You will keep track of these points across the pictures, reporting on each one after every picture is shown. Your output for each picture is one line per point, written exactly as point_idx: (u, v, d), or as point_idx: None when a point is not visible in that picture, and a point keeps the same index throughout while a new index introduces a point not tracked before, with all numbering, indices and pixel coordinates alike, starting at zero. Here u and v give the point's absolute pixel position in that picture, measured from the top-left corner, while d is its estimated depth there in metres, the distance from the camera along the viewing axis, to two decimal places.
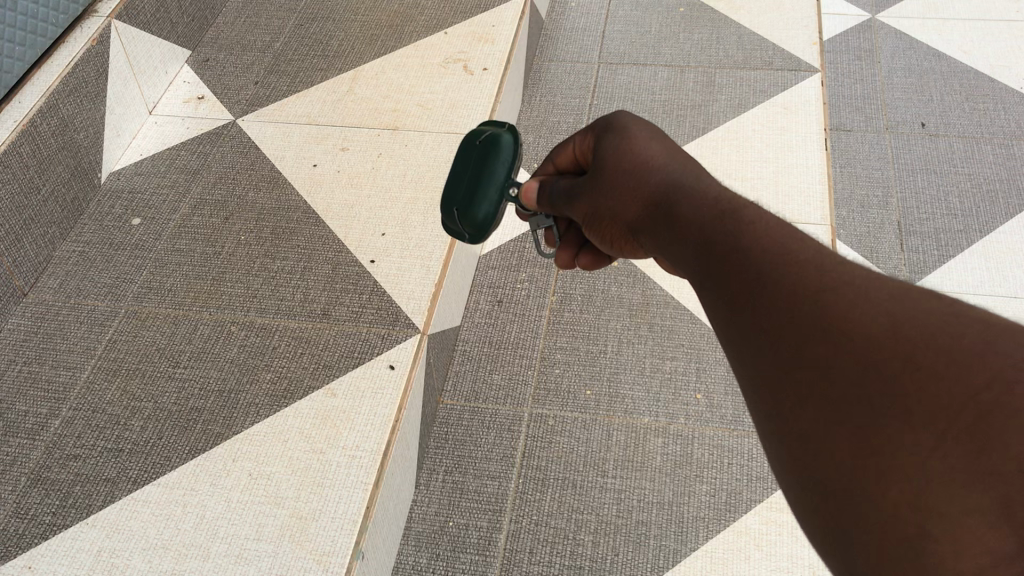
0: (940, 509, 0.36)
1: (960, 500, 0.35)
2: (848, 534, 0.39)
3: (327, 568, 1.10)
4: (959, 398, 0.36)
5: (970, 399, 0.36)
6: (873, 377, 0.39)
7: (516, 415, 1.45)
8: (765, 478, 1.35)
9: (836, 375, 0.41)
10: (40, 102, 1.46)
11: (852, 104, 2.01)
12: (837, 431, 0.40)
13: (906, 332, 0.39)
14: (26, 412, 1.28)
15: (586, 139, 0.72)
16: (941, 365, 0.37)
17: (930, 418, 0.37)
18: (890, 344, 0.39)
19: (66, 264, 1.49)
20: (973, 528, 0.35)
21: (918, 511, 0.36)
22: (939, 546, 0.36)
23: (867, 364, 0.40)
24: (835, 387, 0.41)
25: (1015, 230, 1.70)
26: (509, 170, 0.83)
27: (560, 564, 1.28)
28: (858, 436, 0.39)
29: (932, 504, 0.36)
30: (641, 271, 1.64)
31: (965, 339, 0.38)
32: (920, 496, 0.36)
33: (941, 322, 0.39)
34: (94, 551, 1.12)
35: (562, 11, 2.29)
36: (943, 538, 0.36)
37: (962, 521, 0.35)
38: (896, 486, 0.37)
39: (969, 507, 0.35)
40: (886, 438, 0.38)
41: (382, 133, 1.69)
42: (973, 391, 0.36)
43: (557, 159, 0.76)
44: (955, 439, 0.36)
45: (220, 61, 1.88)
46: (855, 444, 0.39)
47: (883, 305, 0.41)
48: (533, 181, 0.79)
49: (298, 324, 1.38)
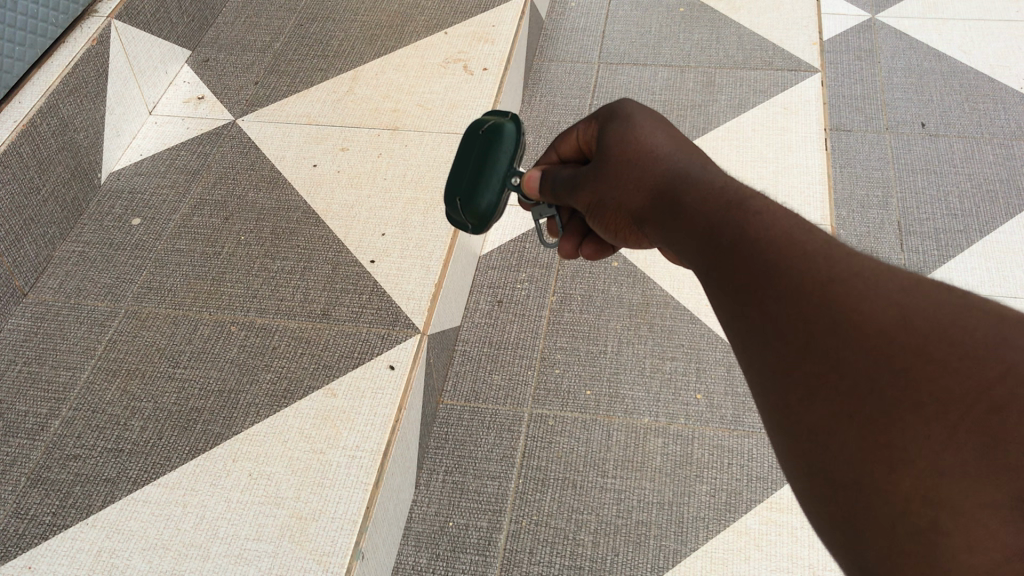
0: (954, 502, 0.36)
1: (972, 494, 0.35)
2: (855, 525, 0.39)
3: (326, 568, 1.09)
4: (972, 392, 0.36)
5: (983, 392, 0.36)
6: (885, 368, 0.39)
7: (516, 415, 1.45)
8: (765, 478, 1.35)
9: (845, 365, 0.40)
10: (40, 103, 1.46)
11: (852, 104, 2.00)
12: (848, 423, 0.39)
13: (918, 324, 0.39)
14: (26, 412, 1.28)
15: (590, 127, 0.71)
16: (954, 358, 0.37)
17: (942, 411, 0.37)
18: (902, 335, 0.39)
19: (66, 264, 1.49)
20: (985, 520, 0.35)
21: (930, 503, 0.36)
22: (951, 538, 0.35)
23: (879, 355, 0.39)
24: (845, 379, 0.40)
25: (1015, 230, 1.70)
26: (512, 159, 0.83)
27: (560, 565, 1.28)
28: (869, 428, 0.39)
29: (945, 497, 0.36)
30: (641, 272, 1.64)
31: (979, 332, 0.38)
32: (934, 489, 0.36)
33: (953, 314, 0.39)
34: (94, 551, 1.12)
35: (562, 11, 2.29)
36: (954, 530, 0.35)
37: (974, 515, 0.35)
38: (909, 479, 0.37)
39: (981, 501, 0.35)
40: (898, 431, 0.38)
41: (382, 134, 1.69)
42: (987, 385, 0.36)
43: (560, 148, 0.76)
44: (968, 432, 0.36)
45: (220, 61, 1.88)
46: (866, 436, 0.39)
47: (894, 297, 0.40)
48: (535, 170, 0.79)
49: (298, 324, 1.38)
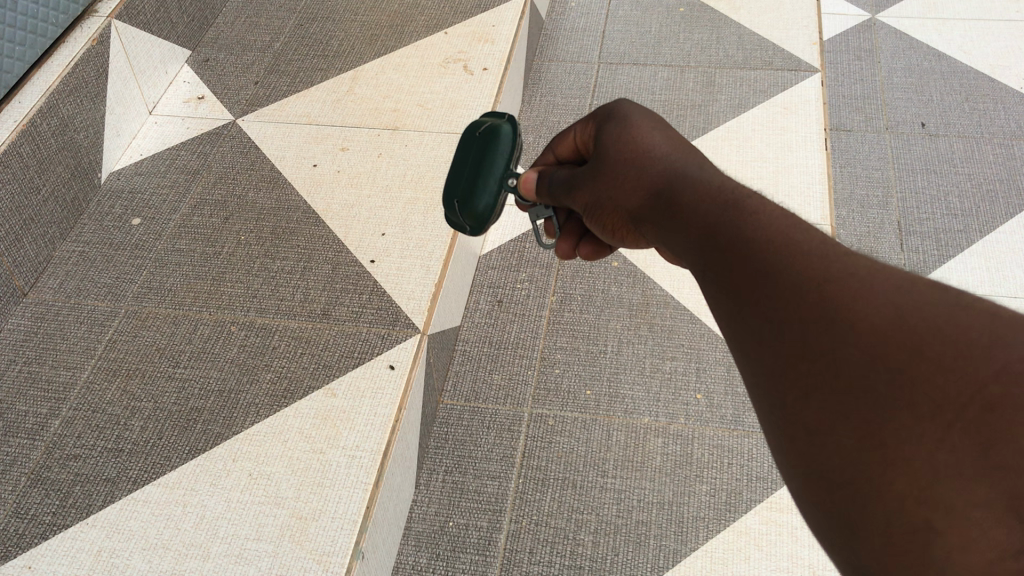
0: (948, 502, 0.35)
1: (966, 494, 0.35)
2: (852, 524, 0.39)
3: (327, 568, 1.09)
4: (966, 391, 0.36)
5: (977, 392, 0.36)
6: (880, 369, 0.39)
7: (516, 416, 1.45)
8: (765, 478, 1.35)
9: (840, 364, 0.40)
10: (40, 103, 1.46)
11: (852, 104, 2.00)
12: (843, 423, 0.39)
13: (912, 324, 0.39)
14: (26, 412, 1.28)
15: (587, 127, 0.72)
16: (948, 357, 0.37)
17: (936, 411, 0.36)
18: (896, 335, 0.39)
19: (66, 264, 1.49)
20: (979, 520, 0.35)
21: (925, 504, 0.36)
22: (945, 538, 0.35)
23: (874, 355, 0.39)
24: (841, 380, 0.40)
25: (1015, 230, 1.70)
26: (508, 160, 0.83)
27: (560, 564, 1.28)
28: (864, 428, 0.39)
29: (939, 497, 0.36)
30: (641, 272, 1.64)
31: (973, 331, 0.37)
32: (928, 489, 0.36)
33: (949, 314, 0.38)
34: (94, 551, 1.12)
35: (562, 11, 2.28)
36: (948, 530, 0.35)
37: (968, 514, 0.35)
38: (903, 480, 0.37)
39: (976, 501, 0.35)
40: (892, 431, 0.37)
41: (382, 134, 1.69)
42: (981, 384, 0.36)
43: (557, 149, 0.76)
44: (963, 432, 0.36)
45: (220, 61, 1.88)
46: (861, 436, 0.39)
47: (890, 297, 0.40)
48: (532, 171, 0.79)
49: (298, 324, 1.38)
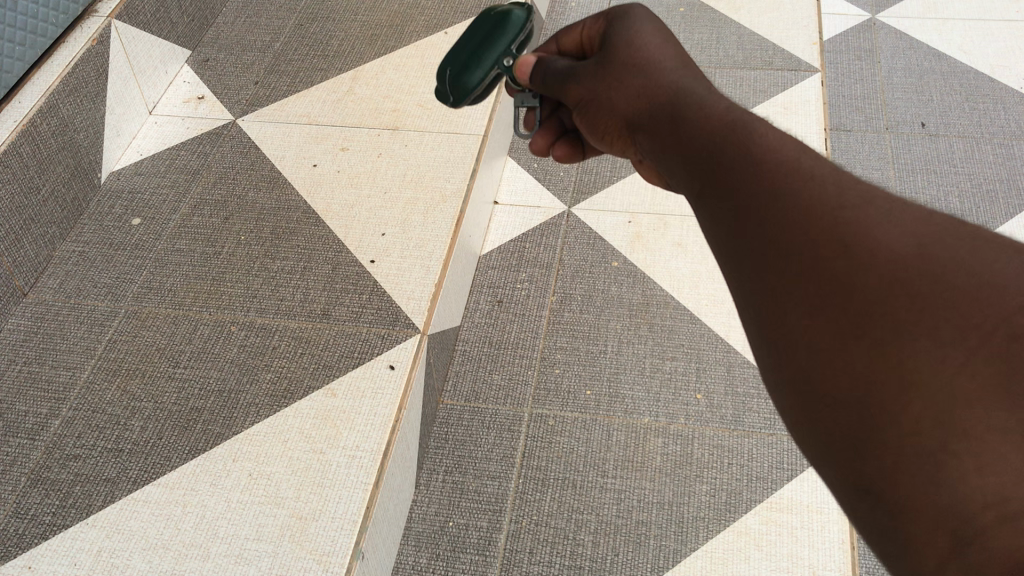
0: (964, 424, 0.38)
1: (980, 419, 0.38)
2: (861, 440, 0.41)
3: (327, 568, 1.10)
4: (980, 325, 0.40)
5: (990, 328, 0.40)
6: (902, 293, 0.41)
7: (516, 416, 1.45)
8: (766, 478, 1.35)
9: (858, 288, 0.43)
10: (40, 102, 1.46)
11: (852, 104, 2.00)
12: (859, 343, 0.42)
13: (929, 257, 0.42)
14: (27, 412, 1.28)
15: (596, 24, 0.75)
16: (964, 295, 0.41)
17: (955, 338, 0.40)
18: (915, 266, 0.42)
19: (66, 264, 1.49)
20: (992, 444, 0.38)
21: (942, 428, 0.39)
22: (962, 462, 0.38)
23: (894, 282, 0.42)
24: (859, 302, 0.42)
25: (1015, 229, 1.70)
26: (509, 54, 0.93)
27: (560, 565, 1.28)
28: (880, 346, 0.41)
29: (957, 421, 0.39)
30: (641, 272, 1.64)
31: (984, 273, 0.42)
32: (944, 413, 0.39)
33: (960, 255, 0.42)
34: (94, 551, 1.12)
35: (562, 10, 2.28)
36: (962, 451, 0.38)
37: (983, 438, 0.38)
38: (920, 402, 0.39)
39: (988, 425, 0.38)
40: (910, 352, 0.40)
41: (382, 134, 1.69)
42: (994, 322, 0.40)
43: (562, 39, 0.80)
44: (980, 362, 0.39)
45: (220, 61, 1.88)
46: (878, 355, 0.41)
47: (905, 230, 0.43)
48: (532, 56, 0.83)
49: (298, 324, 1.38)
